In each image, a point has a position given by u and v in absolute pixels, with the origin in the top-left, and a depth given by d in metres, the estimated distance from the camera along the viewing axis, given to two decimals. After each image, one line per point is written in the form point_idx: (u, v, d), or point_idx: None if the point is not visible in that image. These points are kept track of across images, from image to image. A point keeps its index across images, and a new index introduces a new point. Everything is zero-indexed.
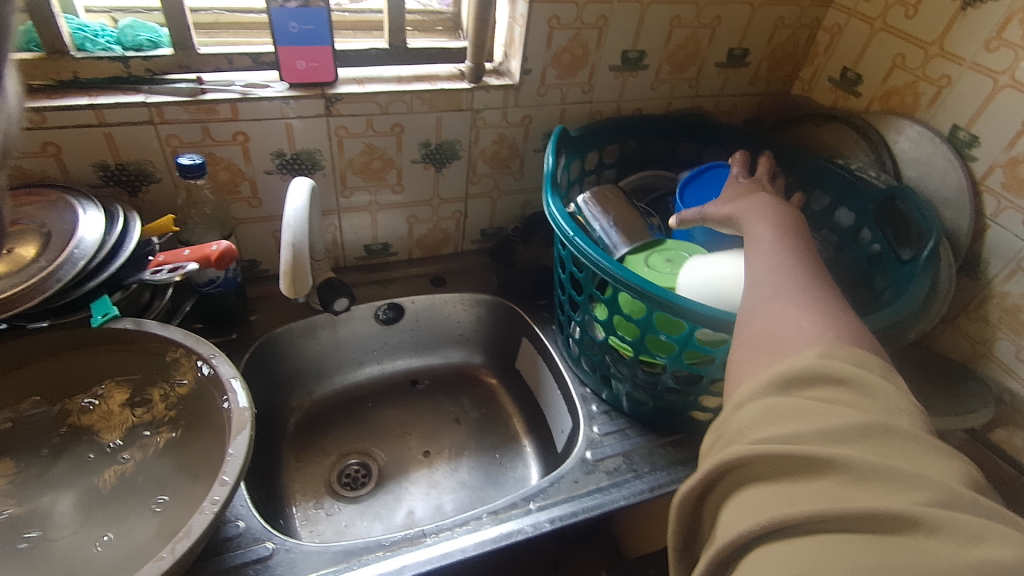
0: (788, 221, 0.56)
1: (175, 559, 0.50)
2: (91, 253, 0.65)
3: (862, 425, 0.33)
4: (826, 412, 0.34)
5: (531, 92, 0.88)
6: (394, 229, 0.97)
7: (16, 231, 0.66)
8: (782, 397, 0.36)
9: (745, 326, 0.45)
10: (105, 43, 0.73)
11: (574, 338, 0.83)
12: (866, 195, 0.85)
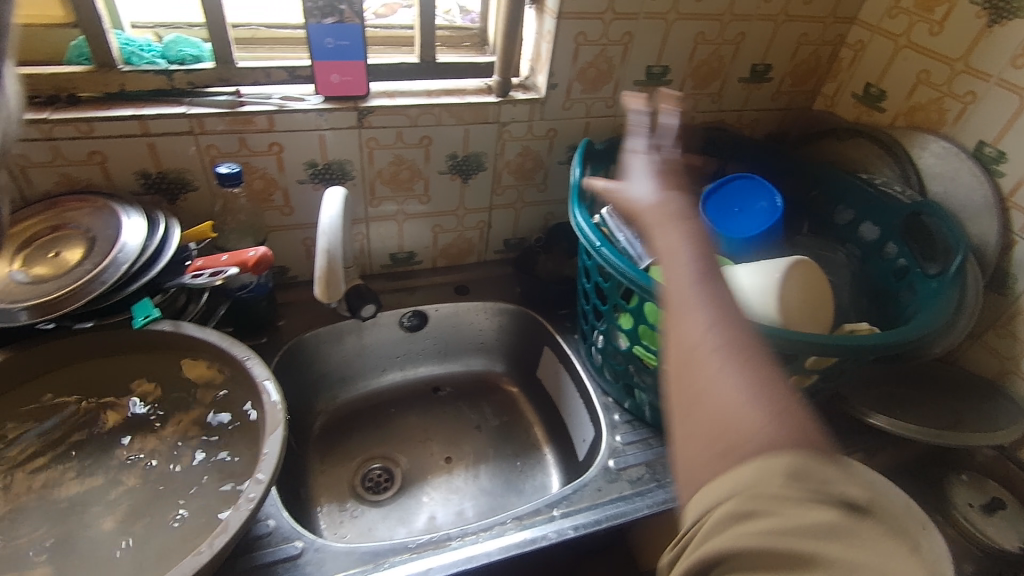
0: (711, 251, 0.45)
1: (213, 553, 0.52)
2: (128, 257, 0.67)
3: (835, 521, 0.29)
4: (803, 506, 0.30)
5: (556, 106, 0.90)
6: (420, 239, 0.99)
7: (65, 235, 0.70)
8: (746, 493, 0.31)
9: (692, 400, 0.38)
10: (150, 58, 0.76)
11: (597, 347, 0.85)
12: (891, 210, 0.85)
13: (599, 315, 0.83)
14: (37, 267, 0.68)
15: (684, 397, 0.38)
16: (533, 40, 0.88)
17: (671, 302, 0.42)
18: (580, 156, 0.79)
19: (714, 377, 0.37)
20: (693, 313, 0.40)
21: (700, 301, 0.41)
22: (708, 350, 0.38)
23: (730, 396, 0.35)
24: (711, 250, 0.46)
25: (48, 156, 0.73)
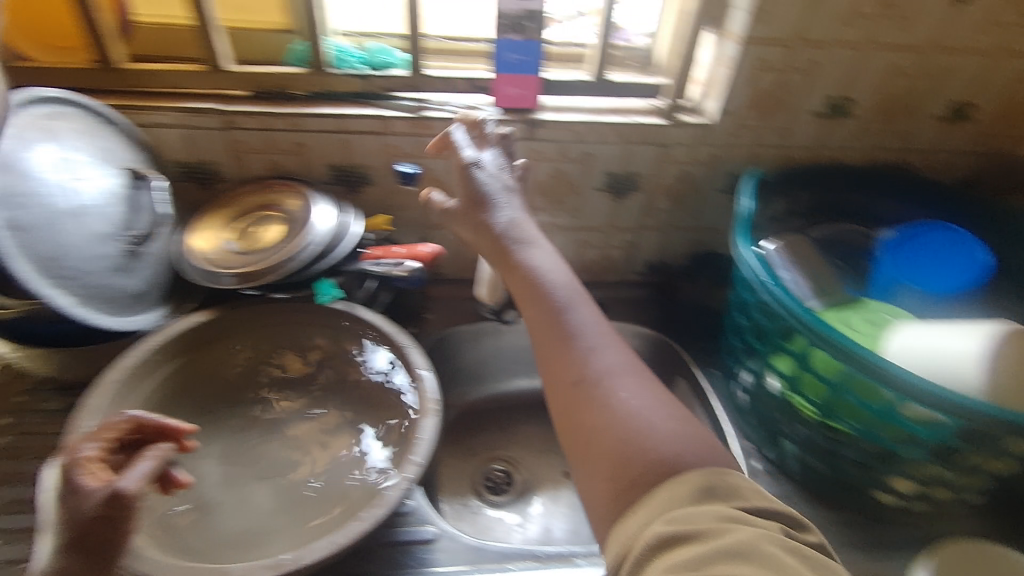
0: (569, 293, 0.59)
1: (372, 521, 0.57)
2: (318, 239, 0.75)
3: (737, 541, 0.37)
4: (713, 529, 0.38)
5: (725, 132, 0.87)
6: (564, 252, 1.00)
7: (264, 215, 0.80)
8: (670, 526, 0.39)
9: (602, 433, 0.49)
10: (354, 63, 0.83)
11: (745, 387, 0.82)
12: None
13: (751, 354, 0.80)
14: (244, 240, 0.78)
15: (571, 427, 0.51)
16: (710, 64, 0.85)
17: (541, 341, 0.57)
18: (749, 187, 0.78)
19: (600, 409, 0.50)
20: (569, 354, 0.54)
21: (583, 333, 0.56)
22: (591, 381, 0.52)
23: (620, 425, 0.48)
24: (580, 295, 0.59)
25: (262, 144, 0.83)
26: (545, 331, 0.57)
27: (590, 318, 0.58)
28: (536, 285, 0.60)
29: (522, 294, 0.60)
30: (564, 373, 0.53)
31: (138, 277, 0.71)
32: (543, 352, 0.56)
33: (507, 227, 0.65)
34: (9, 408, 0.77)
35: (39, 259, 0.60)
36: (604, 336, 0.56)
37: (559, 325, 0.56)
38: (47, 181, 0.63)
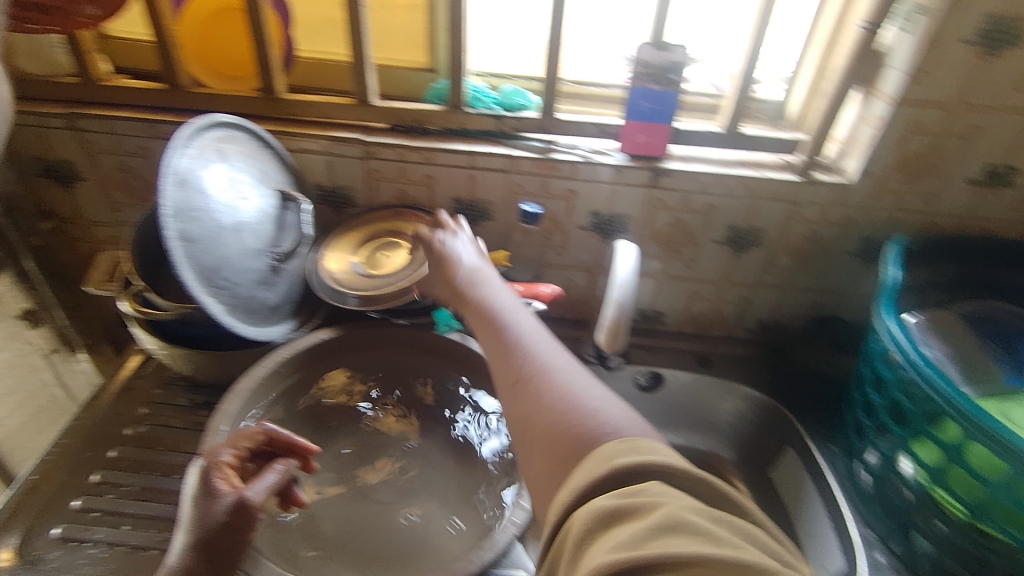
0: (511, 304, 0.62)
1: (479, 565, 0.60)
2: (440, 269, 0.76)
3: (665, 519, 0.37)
4: (649, 507, 0.38)
5: (863, 194, 0.82)
6: (672, 301, 0.98)
7: (393, 240, 0.84)
8: (605, 505, 0.39)
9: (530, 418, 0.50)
10: (489, 104, 0.86)
11: (869, 468, 0.76)
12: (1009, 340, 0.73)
13: (882, 433, 0.74)
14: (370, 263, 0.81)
15: (517, 420, 0.52)
16: (851, 123, 0.82)
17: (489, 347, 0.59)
18: (894, 257, 0.73)
19: (534, 395, 0.51)
20: (509, 353, 0.56)
21: (523, 331, 0.58)
22: (536, 372, 0.53)
23: (555, 409, 0.49)
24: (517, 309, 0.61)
25: (395, 174, 0.87)
26: (486, 340, 0.59)
27: (527, 320, 0.60)
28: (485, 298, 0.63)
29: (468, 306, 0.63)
30: (507, 376, 0.55)
31: (276, 292, 0.76)
32: (491, 358, 0.58)
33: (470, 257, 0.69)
34: (149, 400, 0.84)
35: (200, 269, 0.65)
36: (538, 333, 0.58)
37: (496, 331, 0.59)
38: (215, 198, 0.68)
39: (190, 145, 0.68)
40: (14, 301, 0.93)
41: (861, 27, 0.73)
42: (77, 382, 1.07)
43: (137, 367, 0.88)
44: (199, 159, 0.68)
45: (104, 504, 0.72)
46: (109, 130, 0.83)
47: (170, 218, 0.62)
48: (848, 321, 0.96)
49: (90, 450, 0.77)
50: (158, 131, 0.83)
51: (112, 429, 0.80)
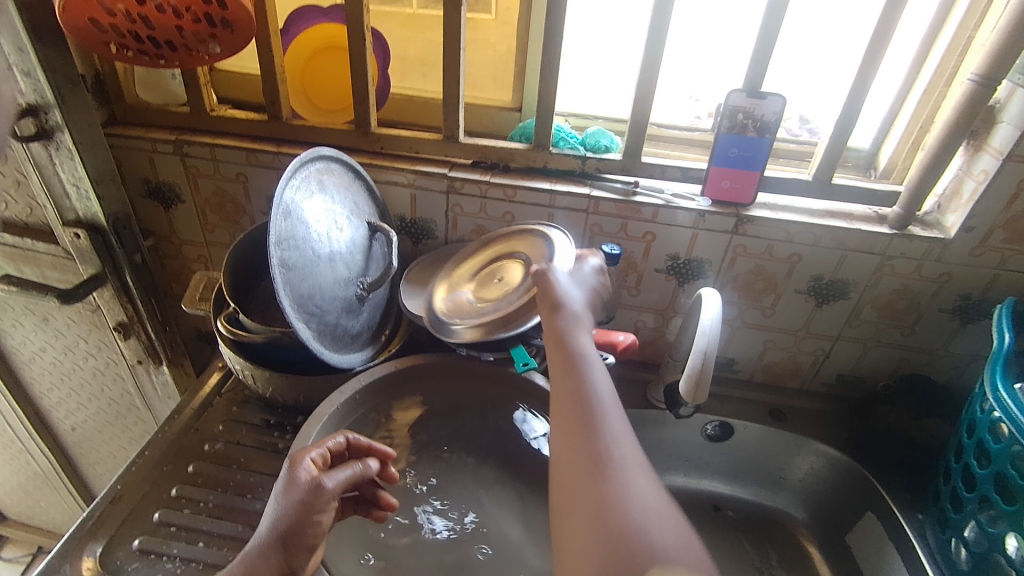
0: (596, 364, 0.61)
1: None
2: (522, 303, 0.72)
3: None
4: None
5: (962, 251, 0.79)
6: (747, 349, 0.96)
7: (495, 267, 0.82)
8: None
9: (585, 495, 0.50)
10: (573, 144, 0.89)
11: (970, 544, 0.70)
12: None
13: (985, 507, 0.68)
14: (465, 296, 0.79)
15: (569, 488, 0.51)
16: (953, 176, 0.80)
17: (562, 403, 0.58)
18: (1006, 321, 0.70)
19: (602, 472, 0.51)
20: (589, 416, 0.55)
21: (604, 402, 0.57)
22: (623, 460, 0.52)
23: (615, 496, 0.49)
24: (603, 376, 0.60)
25: (476, 210, 0.89)
26: (565, 396, 0.58)
27: (607, 384, 0.59)
28: (579, 358, 0.61)
29: (557, 359, 0.62)
30: (579, 442, 0.54)
31: (360, 319, 0.78)
32: (564, 412, 0.57)
33: (570, 312, 0.66)
34: (227, 416, 0.86)
35: (297, 296, 0.67)
36: (615, 408, 0.57)
37: (578, 391, 0.58)
38: (313, 227, 0.71)
39: (297, 176, 0.71)
40: (112, 312, 0.97)
41: (970, 80, 0.72)
42: (159, 392, 1.09)
43: (216, 384, 0.90)
44: (302, 189, 0.71)
45: (181, 518, 0.72)
46: (213, 158, 0.88)
47: (275, 245, 0.65)
48: (935, 380, 0.92)
49: (170, 464, 0.78)
50: (256, 159, 0.88)
51: (190, 443, 0.81)
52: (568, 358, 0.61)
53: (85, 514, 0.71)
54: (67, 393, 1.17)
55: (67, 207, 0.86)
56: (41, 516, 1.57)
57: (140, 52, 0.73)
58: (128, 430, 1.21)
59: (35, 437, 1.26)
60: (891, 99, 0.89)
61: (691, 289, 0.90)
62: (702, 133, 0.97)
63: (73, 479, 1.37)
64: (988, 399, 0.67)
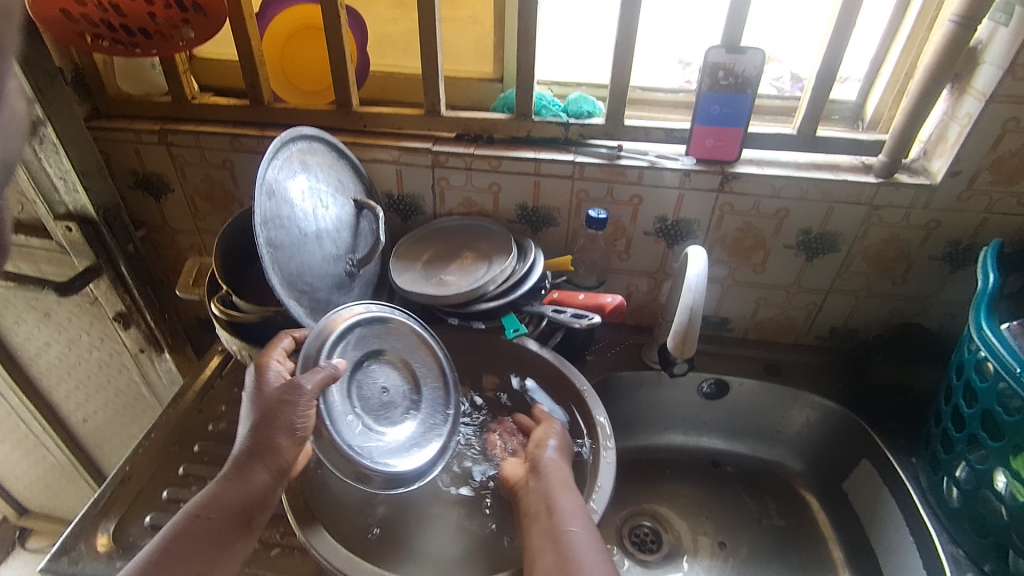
0: (572, 497, 0.64)
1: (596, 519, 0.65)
2: (422, 461, 0.70)
3: None
4: None
5: (949, 197, 0.79)
6: (740, 308, 0.97)
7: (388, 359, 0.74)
8: None
9: None
10: (556, 111, 0.88)
11: (959, 482, 0.72)
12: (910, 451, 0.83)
13: (974, 446, 0.69)
14: (364, 388, 0.70)
15: None
16: (938, 121, 0.79)
17: (542, 558, 0.58)
18: (992, 262, 0.70)
19: None
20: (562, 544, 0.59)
21: (585, 557, 0.57)
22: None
23: None
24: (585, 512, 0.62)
25: (462, 182, 0.89)
26: (548, 549, 0.59)
27: (591, 536, 0.60)
28: (563, 508, 0.62)
29: (537, 511, 0.63)
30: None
31: (352, 295, 0.80)
32: (538, 547, 0.60)
33: (553, 463, 0.68)
34: (229, 397, 0.87)
35: (285, 275, 0.68)
36: (597, 564, 0.57)
37: (561, 543, 0.59)
38: (298, 205, 0.72)
39: (278, 157, 0.71)
40: (111, 303, 0.98)
41: (951, 22, 0.71)
42: (163, 379, 1.11)
43: (217, 367, 0.92)
44: (285, 170, 0.71)
45: (190, 495, 0.74)
46: (198, 145, 0.89)
47: (260, 225, 0.65)
48: (928, 329, 0.92)
49: (176, 445, 0.80)
50: (241, 144, 0.88)
51: (195, 425, 0.83)
52: (552, 509, 0.62)
53: (96, 495, 0.73)
54: (76, 385, 1.19)
55: (57, 201, 0.87)
56: (62, 507, 1.61)
57: (116, 41, 0.72)
58: (138, 419, 1.24)
59: (49, 431, 1.29)
60: (875, 48, 0.87)
61: (680, 250, 0.90)
62: (686, 94, 0.97)
63: (90, 470, 1.41)
64: (974, 340, 0.68)
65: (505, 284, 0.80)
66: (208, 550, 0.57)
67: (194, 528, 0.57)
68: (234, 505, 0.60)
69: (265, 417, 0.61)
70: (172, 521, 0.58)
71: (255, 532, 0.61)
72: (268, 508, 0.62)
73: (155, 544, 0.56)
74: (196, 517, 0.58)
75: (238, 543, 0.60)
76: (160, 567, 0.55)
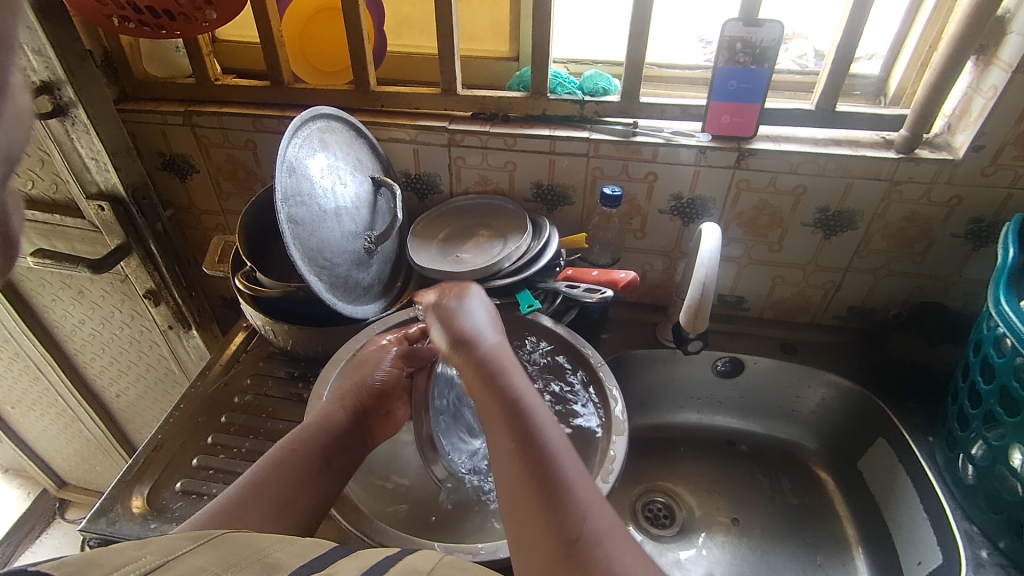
0: (500, 373, 0.59)
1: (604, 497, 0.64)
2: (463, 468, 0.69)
3: None
4: None
5: (972, 171, 0.77)
6: (756, 287, 0.97)
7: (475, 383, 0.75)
8: None
9: (516, 505, 0.50)
10: (571, 89, 0.89)
11: (974, 461, 0.71)
12: (930, 430, 0.83)
13: (991, 425, 0.69)
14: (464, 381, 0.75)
15: (505, 497, 0.51)
16: (963, 94, 0.77)
17: (505, 471, 0.52)
18: (1012, 237, 0.69)
19: (530, 480, 0.50)
20: (506, 432, 0.54)
21: (561, 458, 0.52)
22: (587, 541, 0.46)
23: (538, 499, 0.49)
24: (520, 383, 0.58)
25: (478, 161, 0.90)
26: (502, 455, 0.53)
27: (555, 435, 0.54)
28: (516, 408, 0.55)
29: (489, 416, 0.57)
30: (528, 510, 0.49)
31: (370, 272, 0.82)
32: (490, 439, 0.56)
33: (491, 354, 0.61)
34: (254, 371, 0.91)
35: (307, 251, 0.70)
36: (572, 461, 0.52)
37: (516, 449, 0.52)
38: (318, 182, 0.74)
39: (297, 136, 0.73)
40: (141, 281, 1.02)
41: None
42: (191, 356, 1.16)
43: (242, 343, 0.95)
44: (305, 149, 0.73)
45: (218, 463, 0.77)
46: (221, 126, 0.91)
47: (281, 202, 0.67)
48: (949, 308, 0.91)
49: (205, 416, 0.84)
50: (263, 125, 0.90)
51: (222, 397, 0.87)
52: (500, 409, 0.56)
53: (130, 462, 0.77)
54: (109, 361, 1.24)
55: (89, 180, 0.91)
56: (98, 480, 1.69)
57: (141, 23, 0.74)
58: (167, 394, 1.29)
59: (86, 405, 1.35)
60: (899, 21, 0.86)
61: (695, 228, 0.90)
62: (703, 70, 0.96)
63: (124, 444, 1.47)
64: (993, 316, 0.67)
65: (520, 261, 0.81)
66: (298, 481, 0.60)
67: (288, 460, 0.61)
68: (322, 444, 0.64)
69: (360, 367, 0.72)
70: (268, 455, 0.62)
71: (335, 476, 0.63)
72: (349, 454, 0.65)
73: (250, 475, 0.60)
74: (292, 449, 0.62)
75: (322, 482, 0.62)
76: (255, 491, 0.58)
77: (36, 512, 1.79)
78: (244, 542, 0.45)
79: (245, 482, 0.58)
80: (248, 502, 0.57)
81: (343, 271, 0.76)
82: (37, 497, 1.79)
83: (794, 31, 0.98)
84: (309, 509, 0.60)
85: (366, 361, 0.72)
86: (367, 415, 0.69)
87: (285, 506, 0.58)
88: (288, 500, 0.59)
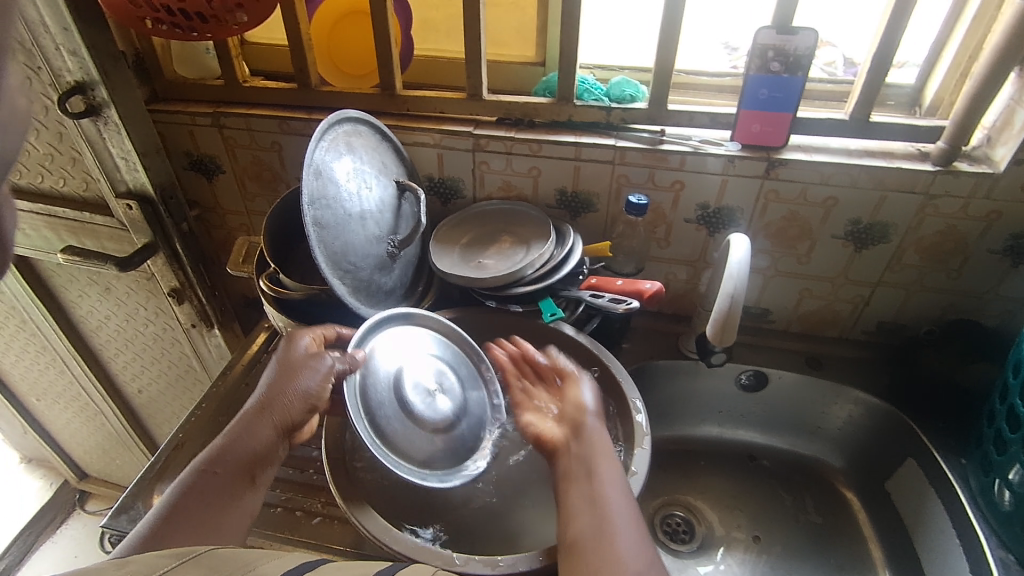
0: (592, 443, 0.65)
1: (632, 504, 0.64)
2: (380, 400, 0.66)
3: None
4: None
5: (1013, 186, 0.75)
6: (782, 299, 0.95)
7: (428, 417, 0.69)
8: None
9: (588, 558, 0.55)
10: (598, 95, 0.87)
11: (1012, 485, 0.69)
12: (966, 451, 0.80)
13: None
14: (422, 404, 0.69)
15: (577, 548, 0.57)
16: (1004, 106, 0.75)
17: (574, 517, 0.59)
18: None
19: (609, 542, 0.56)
20: (587, 495, 0.61)
21: (619, 526, 0.57)
22: None
23: (611, 557, 0.55)
24: (608, 454, 0.65)
25: (502, 167, 0.89)
26: (581, 510, 0.59)
27: (625, 505, 0.60)
28: (598, 475, 0.62)
29: (574, 474, 0.63)
30: (598, 559, 0.55)
31: (392, 276, 0.82)
32: (567, 496, 0.62)
33: (587, 426, 0.67)
34: None
35: (331, 254, 0.70)
36: (630, 530, 0.57)
37: (597, 508, 0.59)
38: (343, 186, 0.74)
39: (324, 139, 0.73)
40: (166, 279, 1.03)
41: None
42: (212, 354, 1.17)
43: (263, 344, 0.96)
44: (331, 153, 0.73)
45: None
46: (248, 128, 0.91)
47: (308, 205, 0.67)
48: (984, 326, 0.88)
49: (225, 415, 0.84)
50: (289, 127, 0.90)
51: (243, 397, 0.87)
52: (584, 471, 0.63)
53: (152, 460, 0.77)
54: (132, 357, 1.26)
55: (119, 179, 0.92)
56: (118, 473, 1.71)
57: (173, 25, 0.75)
58: (188, 391, 1.30)
59: (108, 399, 1.37)
60: (938, 29, 0.83)
61: (721, 238, 0.89)
62: (732, 78, 0.95)
63: (144, 439, 1.49)
64: None
65: (542, 269, 0.80)
66: (217, 497, 0.60)
67: (205, 481, 0.60)
68: (241, 457, 0.63)
69: (284, 371, 0.68)
70: (182, 477, 0.61)
71: (261, 487, 0.63)
72: (273, 465, 0.65)
73: (169, 497, 0.59)
74: (206, 471, 0.61)
75: (247, 497, 0.62)
76: (170, 517, 0.57)
77: (58, 502, 1.82)
78: (228, 558, 0.45)
79: (158, 511, 0.58)
80: (166, 529, 0.56)
81: (365, 274, 0.76)
82: (58, 488, 1.82)
83: (823, 38, 0.96)
84: (241, 521, 0.60)
85: (285, 356, 0.69)
86: (292, 427, 0.67)
87: (209, 528, 0.58)
88: (212, 520, 0.59)
